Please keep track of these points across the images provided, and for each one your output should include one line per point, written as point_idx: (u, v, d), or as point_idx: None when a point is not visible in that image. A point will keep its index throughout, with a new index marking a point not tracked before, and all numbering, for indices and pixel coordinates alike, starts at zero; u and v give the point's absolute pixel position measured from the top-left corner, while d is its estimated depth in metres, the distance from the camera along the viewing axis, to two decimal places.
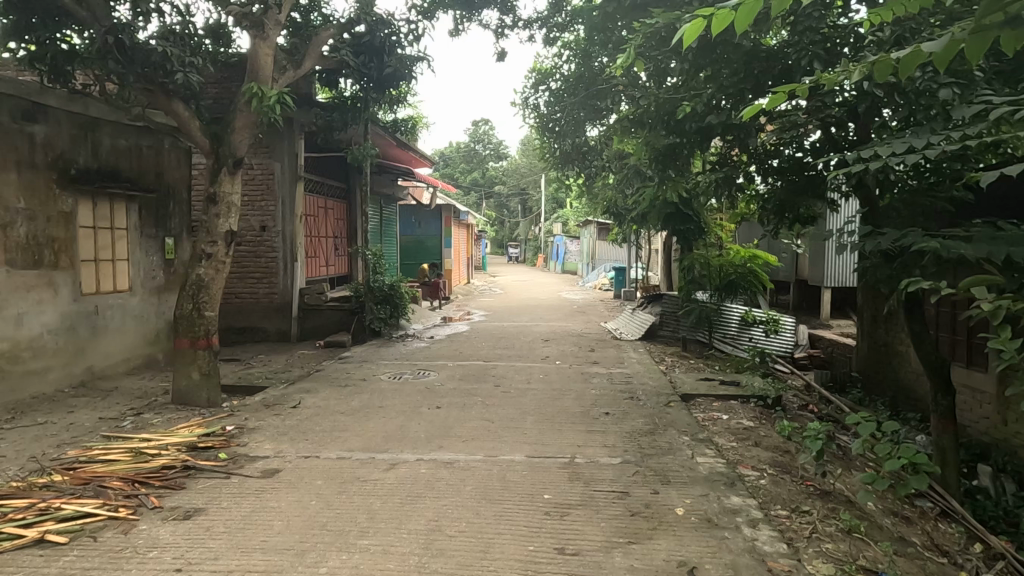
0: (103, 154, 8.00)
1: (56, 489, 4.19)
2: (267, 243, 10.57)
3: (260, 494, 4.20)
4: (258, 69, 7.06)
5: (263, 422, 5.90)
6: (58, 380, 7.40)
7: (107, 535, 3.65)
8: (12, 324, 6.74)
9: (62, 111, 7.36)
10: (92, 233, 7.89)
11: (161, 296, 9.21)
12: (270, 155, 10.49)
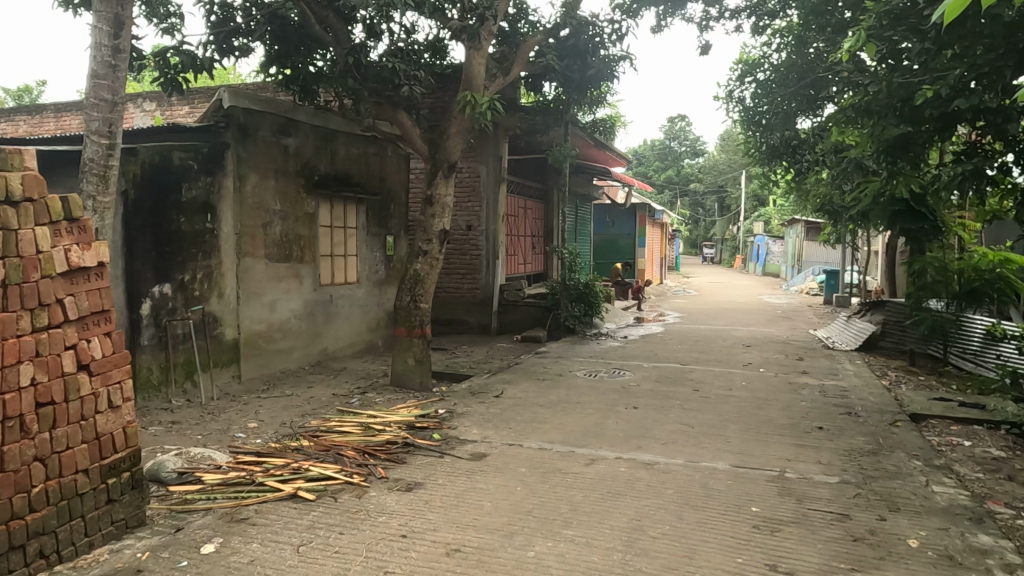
0: (339, 161, 9.07)
1: (304, 452, 4.86)
2: (472, 242, 11.28)
3: (471, 475, 4.50)
4: (472, 78, 7.55)
5: (470, 408, 6.31)
6: (301, 358, 8.54)
7: (345, 497, 4.16)
8: (268, 309, 7.93)
9: (309, 126, 8.47)
10: (329, 231, 8.99)
11: (382, 288, 10.23)
12: (477, 159, 11.16)
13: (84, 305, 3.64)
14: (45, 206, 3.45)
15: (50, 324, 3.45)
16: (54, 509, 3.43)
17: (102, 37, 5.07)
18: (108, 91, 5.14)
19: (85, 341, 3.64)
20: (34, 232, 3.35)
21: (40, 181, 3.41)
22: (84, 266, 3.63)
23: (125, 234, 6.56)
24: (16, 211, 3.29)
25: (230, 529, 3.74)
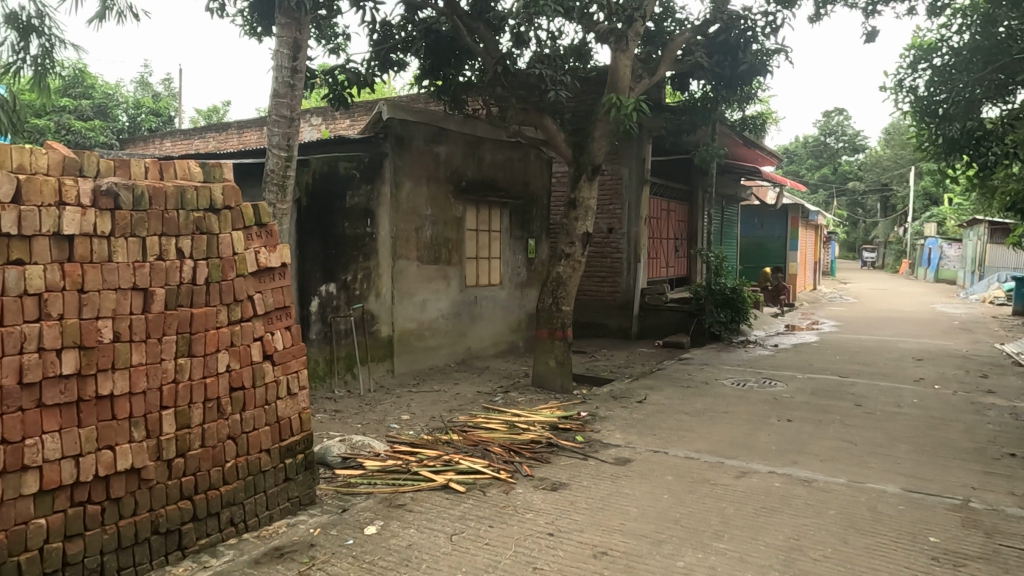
0: (485, 167, 9.38)
1: (454, 445, 5.07)
2: (613, 245, 11.20)
3: (615, 480, 4.48)
4: (618, 80, 7.50)
5: (613, 412, 6.27)
6: (447, 356, 8.92)
7: (493, 492, 4.30)
8: (419, 308, 8.37)
9: (459, 133, 8.84)
10: (475, 234, 9.33)
11: (524, 290, 10.44)
12: (620, 161, 11.09)
13: (269, 301, 4.05)
14: (240, 213, 3.88)
15: (242, 318, 3.89)
16: (242, 483, 3.87)
17: (282, 60, 5.64)
18: (287, 108, 5.69)
19: (269, 334, 4.05)
20: (231, 236, 3.78)
21: (237, 192, 3.84)
22: (270, 266, 4.04)
23: (299, 239, 7.48)
24: (217, 218, 3.73)
25: (389, 513, 3.99)
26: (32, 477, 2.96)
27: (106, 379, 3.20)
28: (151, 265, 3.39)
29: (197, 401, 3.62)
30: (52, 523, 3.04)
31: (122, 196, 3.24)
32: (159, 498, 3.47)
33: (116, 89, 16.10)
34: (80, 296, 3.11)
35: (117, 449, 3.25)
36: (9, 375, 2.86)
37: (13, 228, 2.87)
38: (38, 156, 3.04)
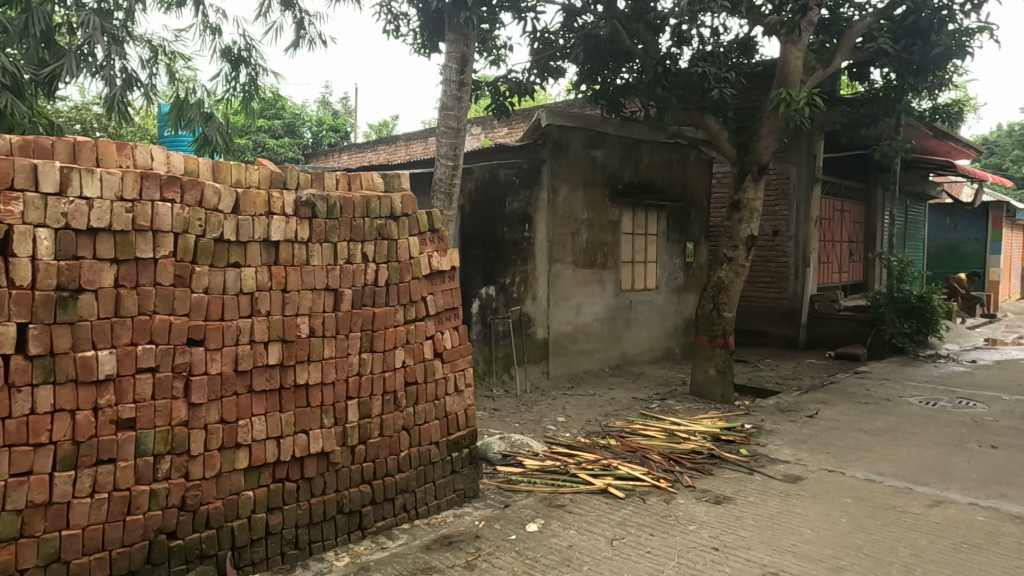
0: (643, 169, 9.24)
1: (612, 450, 5.05)
2: (779, 248, 10.56)
3: (785, 498, 4.21)
4: (788, 74, 7.06)
5: (780, 426, 5.91)
6: (602, 360, 8.90)
7: (653, 500, 4.22)
8: (574, 312, 8.44)
9: (616, 137, 8.79)
10: (631, 238, 9.22)
11: (681, 295, 10.14)
12: (788, 159, 10.44)
13: (440, 302, 4.29)
14: (416, 219, 4.14)
15: (416, 318, 4.16)
16: (415, 472, 4.14)
17: (451, 74, 5.95)
18: (454, 120, 5.99)
19: (440, 333, 4.29)
20: (408, 241, 4.05)
21: (413, 200, 4.09)
22: (441, 269, 4.28)
23: (464, 244, 8.06)
24: (397, 224, 4.01)
25: (550, 513, 4.07)
26: (243, 454, 3.40)
27: (303, 370, 3.59)
28: (341, 267, 3.73)
29: (377, 393, 3.93)
30: (258, 496, 3.47)
31: (318, 206, 3.60)
32: (344, 480, 3.81)
33: (302, 109, 17.59)
34: (283, 296, 3.50)
35: (311, 433, 3.63)
36: (228, 363, 3.31)
37: (232, 235, 3.30)
38: (251, 173, 3.46)
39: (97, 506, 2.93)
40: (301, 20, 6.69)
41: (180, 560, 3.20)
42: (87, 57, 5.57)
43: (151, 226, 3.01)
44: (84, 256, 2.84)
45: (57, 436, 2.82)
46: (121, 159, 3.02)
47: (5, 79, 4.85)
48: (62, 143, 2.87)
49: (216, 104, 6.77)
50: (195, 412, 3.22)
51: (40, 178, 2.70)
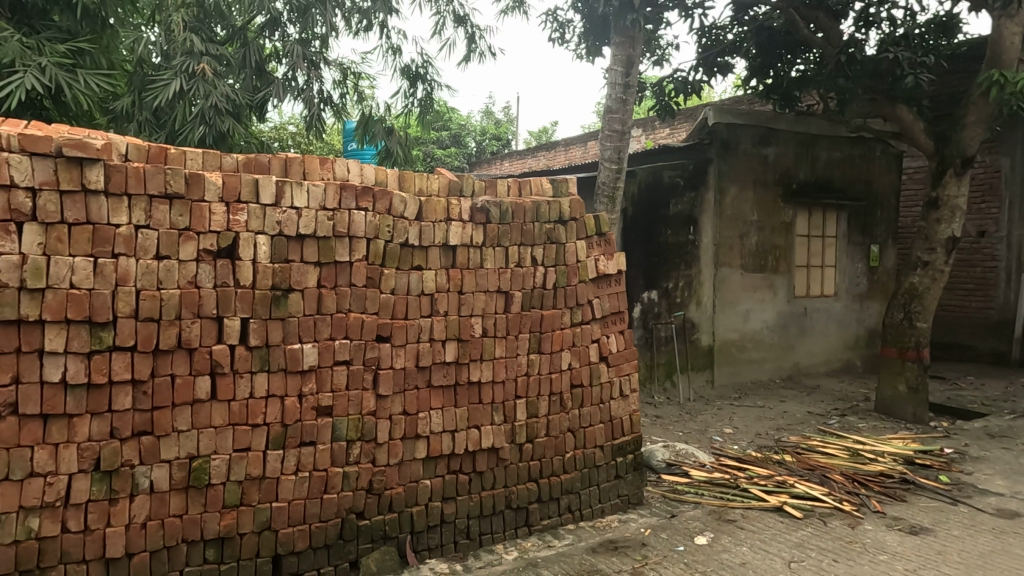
0: (820, 167, 8.59)
1: (788, 467, 4.74)
2: (986, 251, 9.32)
3: (998, 535, 3.71)
4: (1002, 54, 6.22)
5: (989, 453, 5.21)
6: (772, 371, 8.38)
7: (836, 524, 3.91)
8: (742, 318, 8.03)
9: (790, 133, 8.26)
10: (806, 241, 8.60)
11: (864, 303, 9.28)
12: (999, 150, 9.19)
13: (606, 306, 4.29)
14: (583, 223, 4.17)
15: (583, 320, 4.19)
16: (580, 474, 4.17)
17: (616, 77, 5.92)
18: (619, 123, 5.96)
19: (605, 336, 4.29)
20: (576, 245, 4.09)
21: (581, 204, 4.12)
22: (608, 273, 4.27)
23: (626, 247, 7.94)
24: (565, 228, 4.07)
25: (719, 527, 3.91)
26: (422, 445, 3.65)
27: (476, 368, 3.77)
28: (512, 271, 3.85)
29: (544, 394, 4.02)
30: (434, 485, 3.71)
31: (492, 212, 3.75)
32: (512, 477, 3.94)
33: (467, 120, 17.99)
34: (459, 297, 3.70)
35: (482, 429, 3.80)
36: (410, 359, 3.56)
37: (415, 240, 3.54)
38: (432, 181, 3.68)
39: (300, 483, 3.29)
40: (472, 34, 7.02)
41: (366, 539, 3.50)
42: (291, 82, 6.25)
43: (347, 232, 3.31)
44: (294, 259, 3.20)
45: (270, 418, 3.21)
46: (323, 172, 3.35)
47: (228, 105, 5.58)
48: (277, 160, 3.25)
49: (396, 118, 7.30)
50: (381, 403, 3.51)
51: (260, 191, 3.08)
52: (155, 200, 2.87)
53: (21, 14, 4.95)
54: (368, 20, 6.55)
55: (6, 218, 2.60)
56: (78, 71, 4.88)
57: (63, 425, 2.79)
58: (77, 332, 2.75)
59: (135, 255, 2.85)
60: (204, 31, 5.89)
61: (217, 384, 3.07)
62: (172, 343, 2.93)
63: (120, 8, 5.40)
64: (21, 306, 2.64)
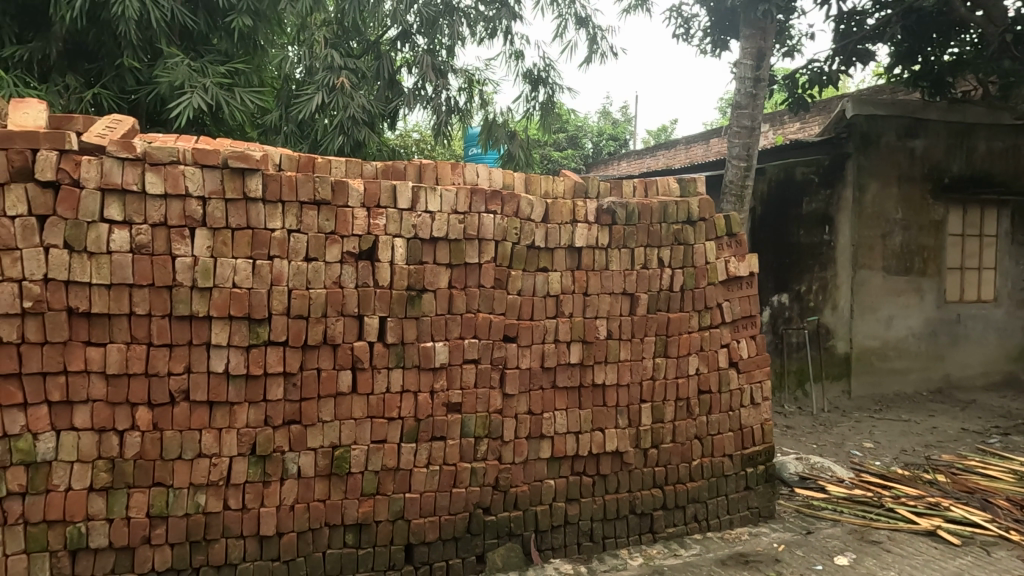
0: (978, 159, 7.79)
1: (941, 488, 4.34)
2: None
3: None
4: None
5: None
6: (918, 382, 7.68)
7: (1001, 555, 3.53)
8: (884, 325, 7.44)
9: (942, 123, 7.55)
10: (960, 241, 7.81)
11: None
12: None
13: (737, 310, 4.13)
14: (713, 224, 4.03)
15: (711, 324, 4.07)
16: (707, 483, 4.05)
17: (745, 71, 5.67)
18: (748, 118, 5.71)
19: (736, 341, 4.13)
20: (705, 246, 3.96)
21: (711, 204, 3.98)
22: (739, 275, 4.10)
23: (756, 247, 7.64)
24: (694, 229, 3.95)
25: (862, 548, 3.65)
26: (547, 445, 3.69)
27: (601, 370, 3.76)
28: (638, 272, 3.80)
29: (670, 398, 3.94)
30: (558, 485, 3.74)
31: (618, 213, 3.72)
32: (637, 482, 3.90)
33: (585, 121, 17.62)
34: (585, 299, 3.70)
35: (606, 432, 3.78)
36: (535, 360, 3.61)
37: (542, 242, 3.58)
38: (557, 184, 3.72)
39: (431, 476, 3.43)
40: (594, 35, 7.00)
41: (492, 534, 3.59)
42: (421, 92, 6.58)
43: (477, 235, 3.41)
44: (427, 261, 3.34)
45: (404, 412, 3.37)
46: (454, 177, 3.46)
47: (364, 115, 5.95)
48: (412, 166, 3.40)
49: (518, 123, 7.45)
50: (508, 401, 3.58)
51: (397, 196, 3.24)
52: (304, 206, 3.09)
53: (188, 41, 5.52)
54: (492, 27, 6.72)
55: (181, 224, 2.90)
56: (236, 89, 5.37)
57: (225, 411, 3.07)
58: (238, 327, 3.02)
59: (287, 257, 3.08)
60: (342, 47, 6.29)
61: (357, 378, 3.26)
62: (318, 339, 3.15)
63: (269, 30, 5.91)
64: (193, 303, 2.94)
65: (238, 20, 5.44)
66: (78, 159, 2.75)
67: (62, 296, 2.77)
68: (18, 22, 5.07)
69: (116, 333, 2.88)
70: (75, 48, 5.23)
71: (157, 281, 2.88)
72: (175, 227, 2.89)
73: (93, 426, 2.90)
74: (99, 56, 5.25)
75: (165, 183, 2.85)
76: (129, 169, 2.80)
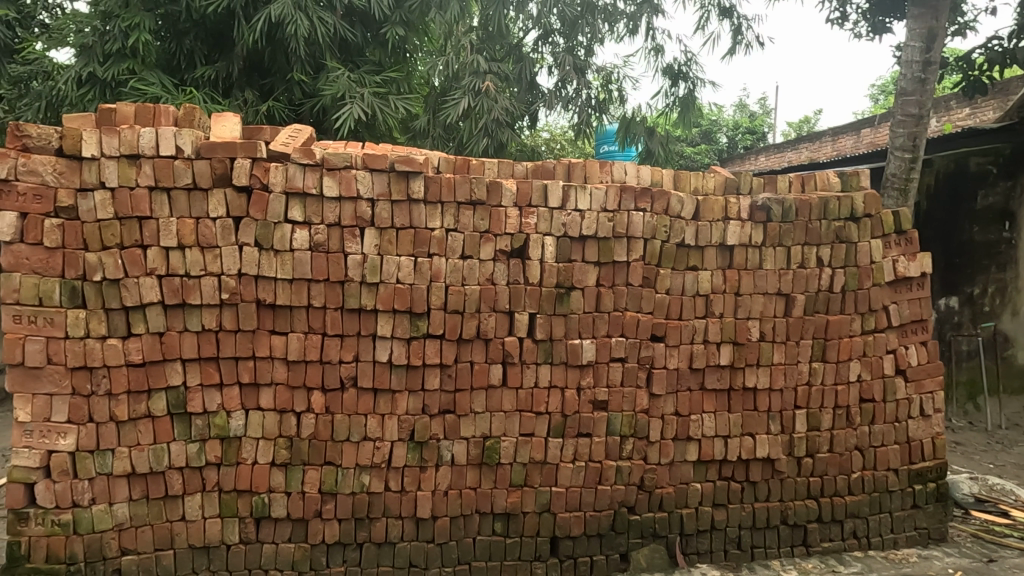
0: None
1: None
2: None
3: None
4: None
5: None
6: None
7: None
8: None
9: None
10: None
11: None
12: None
13: (906, 313, 3.83)
14: (879, 220, 3.76)
15: (875, 328, 3.81)
16: (868, 498, 3.81)
17: (913, 54, 5.20)
18: (915, 105, 5.21)
19: (904, 347, 3.84)
20: (871, 244, 3.70)
21: (878, 198, 3.71)
22: (908, 276, 3.80)
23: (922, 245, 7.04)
24: (857, 226, 3.70)
25: None
26: (694, 447, 3.62)
27: (752, 373, 3.63)
28: (795, 272, 3.62)
29: (828, 406, 3.73)
30: (705, 489, 3.67)
31: (773, 210, 3.56)
32: (789, 491, 3.75)
33: (718, 115, 16.90)
34: (736, 299, 3.59)
35: (757, 437, 3.65)
36: (683, 360, 3.55)
37: (692, 240, 3.51)
38: (708, 180, 3.62)
39: (577, 472, 3.47)
40: (739, 26, 6.73)
41: (637, 534, 3.59)
42: (561, 92, 6.69)
43: (626, 233, 3.40)
44: (576, 259, 3.38)
45: (552, 407, 3.43)
46: (602, 175, 3.48)
47: (506, 117, 6.12)
48: (561, 165, 3.44)
49: (656, 118, 7.33)
50: (654, 401, 3.55)
51: (548, 195, 3.30)
52: (462, 206, 3.23)
53: (347, 53, 5.93)
54: (633, 24, 6.65)
55: (352, 224, 3.14)
56: (389, 97, 5.71)
57: (388, 398, 3.29)
58: (401, 321, 3.22)
59: (445, 255, 3.24)
60: (486, 51, 6.50)
61: (508, 372, 3.37)
62: (472, 333, 3.29)
63: (417, 39, 6.24)
64: (363, 297, 3.17)
65: (391, 31, 5.77)
66: (267, 165, 3.03)
67: (252, 289, 3.09)
68: (206, 45, 5.69)
69: (296, 324, 3.17)
70: (252, 66, 5.78)
71: (331, 277, 3.13)
72: (346, 227, 3.13)
73: (276, 407, 3.21)
74: (271, 72, 5.78)
75: (339, 186, 3.09)
76: (309, 174, 3.06)
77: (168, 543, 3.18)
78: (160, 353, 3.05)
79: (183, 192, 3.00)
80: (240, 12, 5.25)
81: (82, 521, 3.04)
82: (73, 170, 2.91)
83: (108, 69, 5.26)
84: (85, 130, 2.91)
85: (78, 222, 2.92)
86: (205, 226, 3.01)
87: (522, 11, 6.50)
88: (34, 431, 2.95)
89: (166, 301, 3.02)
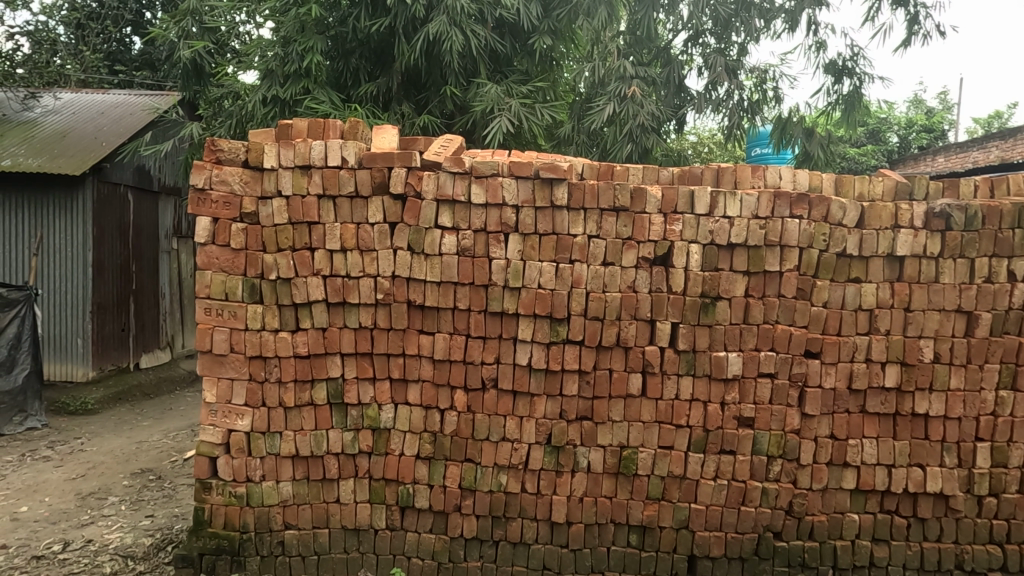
0: None
1: None
2: None
3: None
4: None
5: None
6: None
7: None
8: None
9: None
10: None
11: None
12: None
13: None
14: None
15: None
16: None
17: None
18: None
19: None
20: None
21: None
22: None
23: None
24: None
25: None
26: (851, 474, 3.34)
27: (924, 398, 3.28)
28: (979, 287, 3.23)
29: (1018, 441, 3.30)
30: (863, 521, 3.37)
31: (955, 216, 3.19)
32: (966, 533, 3.36)
33: (889, 112, 15.43)
34: (906, 314, 3.26)
35: (928, 469, 3.30)
36: (842, 380, 3.28)
37: (855, 250, 3.24)
38: (875, 185, 3.33)
39: (719, 490, 3.33)
40: (915, 15, 6.13)
41: (783, 562, 3.38)
42: (711, 93, 6.46)
43: (780, 241, 3.20)
44: (723, 268, 3.24)
45: (694, 420, 3.32)
46: (755, 180, 3.31)
47: (653, 121, 6.02)
48: (709, 170, 3.32)
49: (817, 118, 6.85)
50: (807, 422, 3.31)
51: (695, 201, 3.20)
52: (605, 212, 3.22)
53: (496, 64, 6.15)
54: (792, 19, 6.28)
55: (498, 230, 3.23)
56: (536, 105, 5.82)
57: (527, 401, 3.34)
58: (541, 325, 3.26)
59: (587, 261, 3.24)
60: (634, 56, 6.43)
61: (648, 383, 3.30)
62: (613, 341, 3.25)
63: (564, 47, 6.32)
64: (506, 301, 3.25)
65: (539, 41, 5.87)
66: (421, 173, 3.20)
67: (404, 290, 3.28)
68: (370, 62, 6.11)
69: (442, 324, 3.32)
70: (409, 80, 6.14)
71: (476, 280, 3.25)
72: (492, 233, 3.23)
73: (422, 403, 3.38)
74: (427, 86, 6.11)
75: (486, 193, 3.19)
76: (459, 182, 3.19)
77: (324, 522, 3.45)
78: (323, 346, 3.33)
79: (346, 199, 3.25)
80: (401, 32, 5.60)
81: (253, 494, 3.38)
82: (255, 180, 3.24)
83: (287, 89, 5.82)
84: (266, 144, 3.24)
85: (258, 226, 3.25)
86: (365, 231, 3.24)
87: (672, 13, 6.37)
88: (217, 411, 3.32)
89: (329, 300, 3.28)
